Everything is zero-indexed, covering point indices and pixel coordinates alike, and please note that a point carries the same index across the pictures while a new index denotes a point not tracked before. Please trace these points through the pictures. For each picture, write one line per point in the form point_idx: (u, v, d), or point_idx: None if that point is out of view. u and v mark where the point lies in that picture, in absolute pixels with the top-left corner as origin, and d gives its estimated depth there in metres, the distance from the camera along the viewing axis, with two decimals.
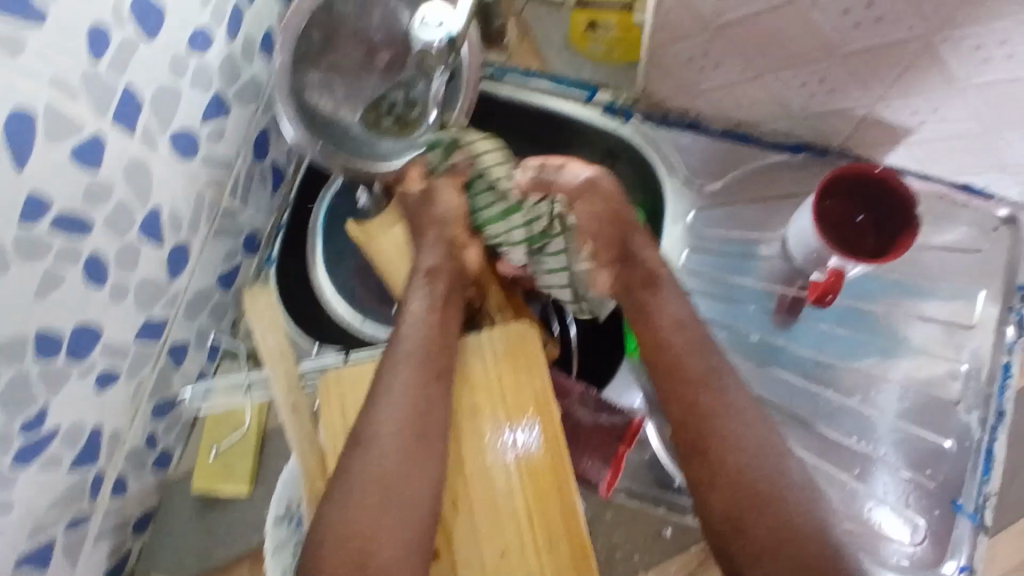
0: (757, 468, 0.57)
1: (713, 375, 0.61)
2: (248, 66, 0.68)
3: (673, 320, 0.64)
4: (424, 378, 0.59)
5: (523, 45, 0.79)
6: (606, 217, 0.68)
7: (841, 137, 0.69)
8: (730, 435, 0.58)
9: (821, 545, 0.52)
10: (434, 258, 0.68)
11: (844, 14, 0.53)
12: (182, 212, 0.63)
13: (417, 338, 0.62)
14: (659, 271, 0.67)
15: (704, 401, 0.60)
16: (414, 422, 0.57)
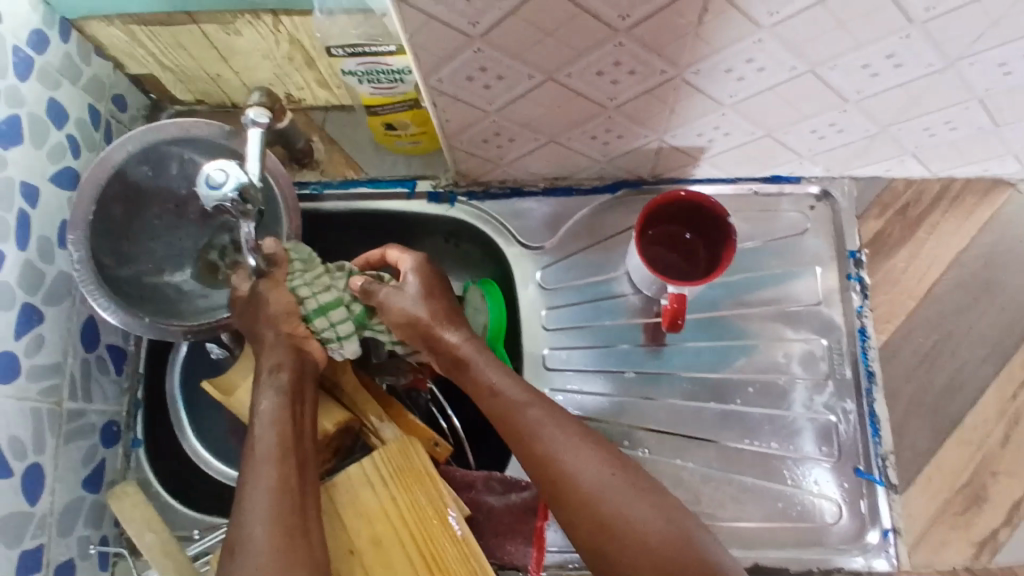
0: (608, 497, 0.53)
1: (541, 421, 0.56)
2: (52, 263, 0.61)
3: (489, 387, 0.58)
4: (293, 477, 0.52)
5: (332, 156, 0.74)
6: (427, 312, 0.61)
7: (647, 170, 0.67)
8: (580, 475, 0.54)
9: (667, 544, 0.51)
10: (280, 351, 0.58)
11: (600, 76, 0.51)
12: (23, 435, 0.57)
13: (276, 430, 0.54)
14: (466, 350, 0.60)
15: (536, 447, 0.55)
16: (293, 525, 0.50)
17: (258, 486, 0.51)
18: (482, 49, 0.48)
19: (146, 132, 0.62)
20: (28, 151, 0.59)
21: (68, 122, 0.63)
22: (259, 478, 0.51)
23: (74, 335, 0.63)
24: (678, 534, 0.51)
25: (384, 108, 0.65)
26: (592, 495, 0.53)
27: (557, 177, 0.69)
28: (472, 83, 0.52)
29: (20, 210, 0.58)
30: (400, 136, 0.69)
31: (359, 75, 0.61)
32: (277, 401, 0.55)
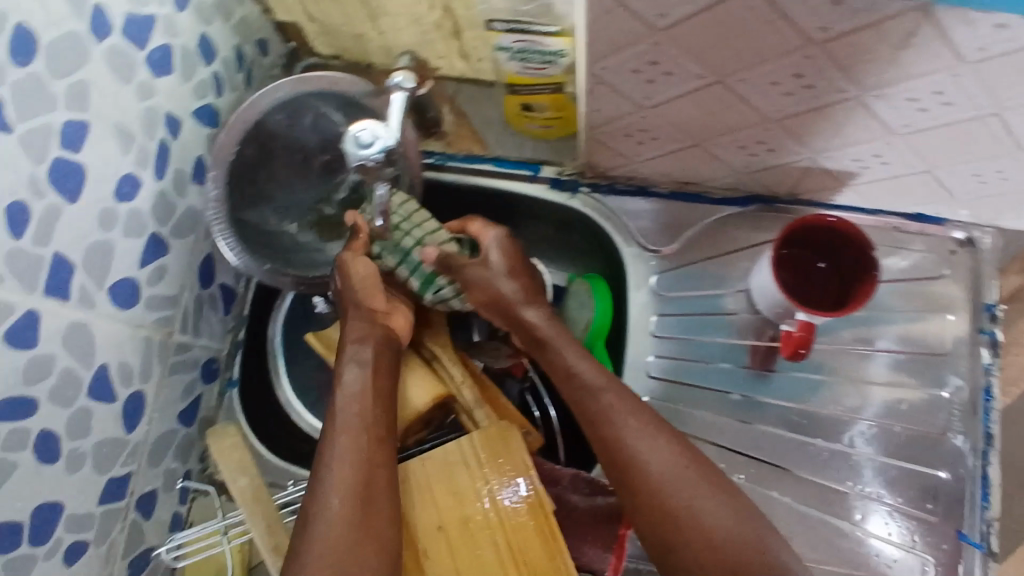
0: (680, 488, 0.50)
1: (614, 403, 0.54)
2: (182, 197, 0.61)
3: (564, 368, 0.57)
4: (369, 447, 0.53)
5: (459, 128, 0.73)
6: (507, 289, 0.60)
7: (786, 187, 0.64)
8: (653, 462, 0.51)
9: (740, 545, 0.48)
10: (363, 323, 0.60)
11: (774, 86, 0.49)
12: (132, 362, 0.57)
13: (355, 403, 0.55)
14: (545, 331, 0.59)
15: (607, 426, 0.54)
16: (364, 498, 0.50)
17: (336, 458, 0.52)
18: (661, 42, 0.46)
19: (297, 84, 0.64)
20: (175, 83, 0.58)
21: (216, 60, 0.63)
22: (337, 448, 0.52)
23: (192, 274, 0.63)
24: (749, 538, 0.49)
25: (527, 88, 0.64)
26: (663, 483, 0.51)
27: (688, 182, 0.66)
28: (636, 75, 0.51)
29: (162, 140, 0.57)
30: (534, 118, 0.68)
31: (511, 51, 0.59)
32: (358, 374, 0.57)
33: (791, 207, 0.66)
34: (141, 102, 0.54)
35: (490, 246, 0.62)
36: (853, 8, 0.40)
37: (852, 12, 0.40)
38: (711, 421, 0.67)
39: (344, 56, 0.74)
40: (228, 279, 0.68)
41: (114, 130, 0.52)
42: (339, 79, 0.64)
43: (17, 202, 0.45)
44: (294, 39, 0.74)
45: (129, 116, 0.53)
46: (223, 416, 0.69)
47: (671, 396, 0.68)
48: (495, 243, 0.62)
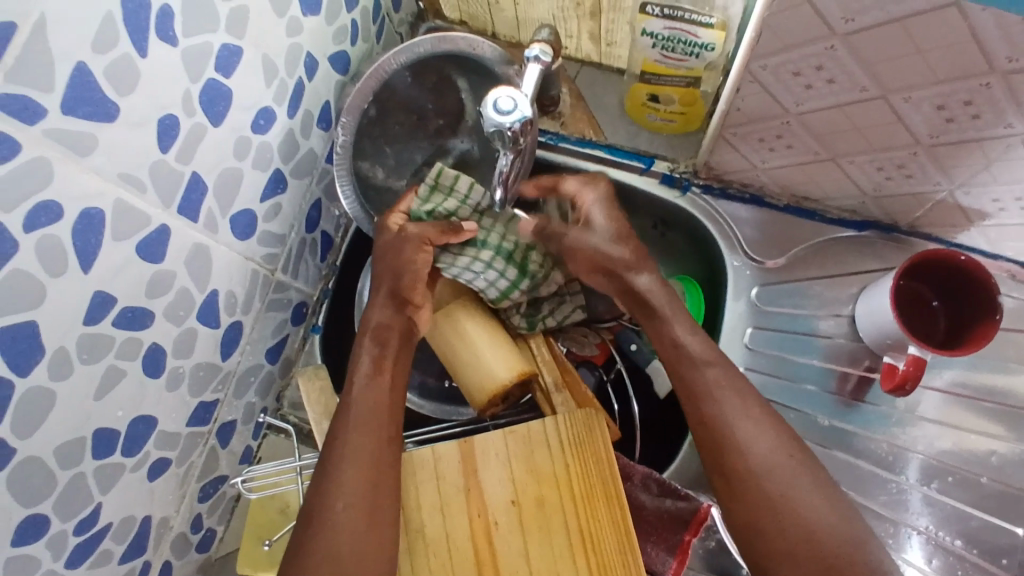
0: (778, 477, 0.50)
1: (720, 385, 0.53)
2: (306, 139, 0.62)
3: (671, 339, 0.56)
4: (375, 446, 0.53)
5: (576, 111, 0.73)
6: (617, 254, 0.59)
7: (911, 217, 0.62)
8: (752, 449, 0.51)
9: (837, 540, 0.47)
10: (388, 312, 0.60)
11: (938, 110, 0.47)
12: (237, 292, 0.58)
13: (366, 401, 0.55)
14: (652, 297, 0.58)
15: (708, 404, 0.53)
16: (367, 498, 0.51)
17: (340, 461, 0.52)
18: (835, 47, 0.45)
19: (437, 44, 0.64)
20: (320, 24, 0.58)
21: (357, 8, 0.63)
22: (345, 447, 0.53)
23: (301, 217, 0.65)
24: (850, 535, 0.48)
25: (660, 78, 0.64)
26: (761, 470, 0.50)
27: (805, 198, 0.66)
28: (795, 78, 0.50)
29: (299, 79, 0.58)
30: (657, 110, 0.68)
31: (656, 39, 0.59)
32: (371, 368, 0.57)
33: (909, 238, 0.65)
34: (287, 38, 0.55)
35: (592, 215, 0.61)
36: None
37: None
38: None
39: (469, 23, 0.75)
40: (327, 226, 0.70)
41: (261, 60, 0.52)
42: (478, 44, 0.64)
43: (169, 116, 0.46)
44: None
45: (276, 49, 0.54)
46: (304, 359, 0.71)
47: None
48: (599, 213, 0.60)
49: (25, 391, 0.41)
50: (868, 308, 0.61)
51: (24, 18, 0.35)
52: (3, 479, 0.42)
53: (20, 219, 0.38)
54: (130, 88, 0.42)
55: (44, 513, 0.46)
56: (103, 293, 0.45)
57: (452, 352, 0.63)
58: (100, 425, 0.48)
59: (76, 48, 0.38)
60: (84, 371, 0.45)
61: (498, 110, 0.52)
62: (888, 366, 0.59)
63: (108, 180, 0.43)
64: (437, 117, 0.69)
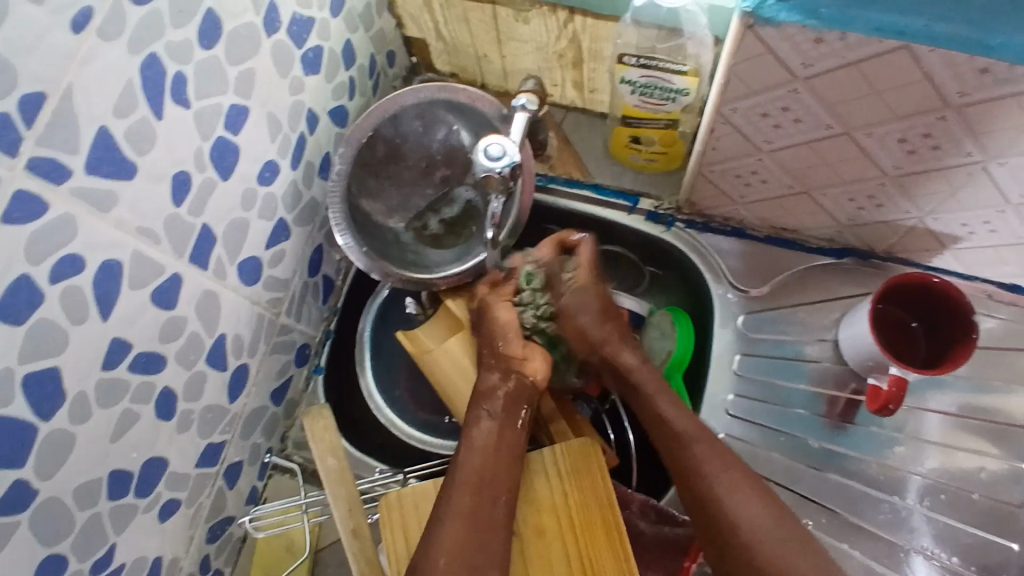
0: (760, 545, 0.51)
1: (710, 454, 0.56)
2: (309, 188, 0.65)
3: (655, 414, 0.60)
4: (479, 502, 0.53)
5: (563, 153, 0.77)
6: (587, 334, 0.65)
7: (887, 243, 0.65)
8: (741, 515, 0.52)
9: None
10: (497, 378, 0.61)
11: (900, 143, 0.51)
12: (244, 334, 0.60)
13: (480, 452, 0.56)
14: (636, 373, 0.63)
15: (699, 479, 0.55)
16: (464, 548, 0.51)
17: (449, 506, 0.53)
18: (798, 91, 0.49)
19: (440, 90, 0.68)
20: (320, 81, 0.62)
21: (353, 65, 0.67)
22: (454, 497, 0.54)
23: (304, 261, 0.68)
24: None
25: (641, 121, 0.68)
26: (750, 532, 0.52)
27: (784, 229, 0.69)
28: (764, 119, 0.54)
29: (301, 133, 0.62)
30: (640, 151, 0.72)
31: (635, 86, 0.63)
32: (488, 429, 0.58)
33: (885, 263, 0.68)
34: (291, 96, 0.59)
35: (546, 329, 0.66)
36: (996, 78, 0.41)
37: (995, 81, 0.41)
38: (786, 468, 0.68)
39: (459, 74, 0.79)
40: (329, 270, 0.73)
41: (266, 117, 0.56)
42: (479, 98, 0.68)
43: (183, 171, 0.49)
44: (417, 54, 0.78)
45: (280, 106, 0.58)
46: (307, 399, 0.73)
47: (746, 433, 0.70)
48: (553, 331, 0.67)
49: (48, 434, 0.44)
50: (852, 331, 0.63)
51: (53, 89, 0.39)
52: (26, 518, 0.44)
53: (46, 271, 0.41)
54: (148, 147, 0.46)
55: (62, 553, 0.47)
56: (120, 338, 0.47)
57: (432, 365, 0.68)
58: (115, 466, 0.50)
59: (99, 113, 0.42)
60: (101, 413, 0.47)
61: (490, 156, 0.56)
62: (872, 387, 0.61)
63: (125, 233, 0.46)
64: (443, 166, 0.72)
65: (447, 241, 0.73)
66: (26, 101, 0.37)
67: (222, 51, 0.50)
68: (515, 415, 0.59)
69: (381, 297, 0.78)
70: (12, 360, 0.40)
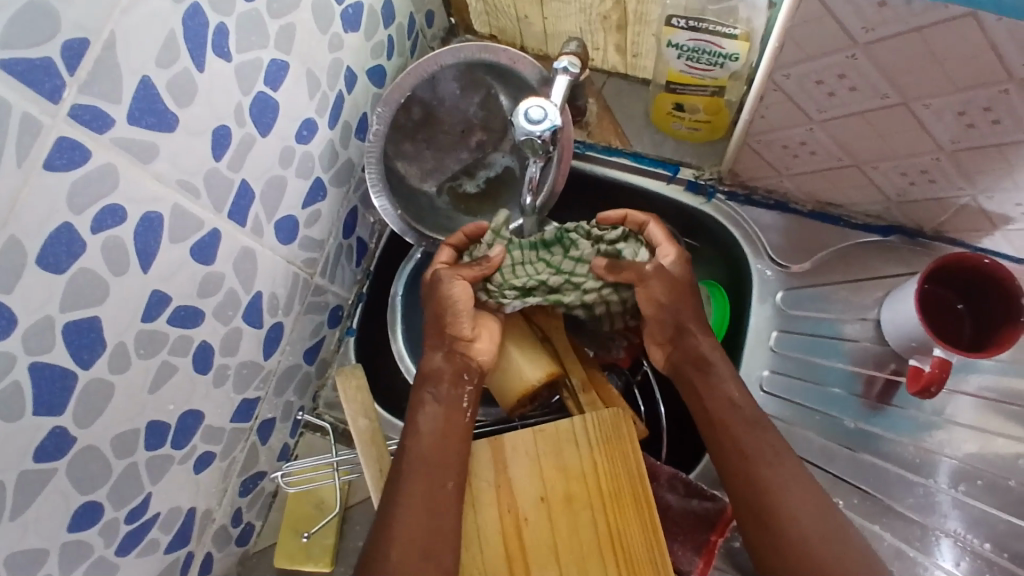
0: (829, 547, 0.49)
1: (773, 450, 0.53)
2: (345, 148, 0.65)
3: (728, 400, 0.56)
4: (428, 488, 0.53)
5: (602, 121, 0.76)
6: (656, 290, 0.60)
7: (936, 222, 0.63)
8: (800, 514, 0.50)
9: None
10: (441, 359, 0.60)
11: (958, 116, 0.48)
12: (279, 294, 0.60)
13: (427, 439, 0.56)
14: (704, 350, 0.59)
15: (763, 471, 0.52)
16: (421, 538, 0.51)
17: (400, 489, 0.54)
18: (857, 57, 0.47)
19: (481, 51, 0.65)
20: (360, 40, 0.62)
21: (392, 24, 0.66)
22: (405, 482, 0.54)
23: (339, 223, 0.67)
24: None
25: (685, 88, 0.66)
26: (806, 539, 0.49)
27: (830, 204, 0.67)
28: (818, 87, 0.52)
29: (339, 92, 0.61)
30: (682, 119, 0.70)
31: (681, 50, 0.61)
32: (434, 414, 0.57)
33: (934, 242, 0.65)
34: (330, 53, 0.58)
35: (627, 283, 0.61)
36: None
37: None
38: (818, 447, 0.67)
39: (499, 37, 0.77)
40: (363, 233, 0.72)
41: (305, 75, 0.56)
42: (520, 59, 0.66)
43: (223, 126, 0.49)
44: (456, 14, 0.77)
45: (319, 63, 0.57)
46: (339, 360, 0.74)
47: (779, 411, 0.70)
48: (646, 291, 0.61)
49: (86, 383, 0.44)
50: (896, 309, 0.62)
51: (96, 36, 0.38)
52: (64, 464, 0.45)
53: (87, 221, 0.41)
54: (189, 101, 0.46)
55: (98, 500, 0.48)
56: (159, 292, 0.48)
57: None
58: (152, 418, 0.51)
59: (141, 63, 0.41)
60: (139, 365, 0.48)
61: (529, 120, 0.55)
62: (913, 368, 0.59)
63: (165, 187, 0.46)
64: (479, 129, 0.71)
65: (481, 207, 0.73)
66: (68, 49, 0.37)
67: (262, 4, 0.49)
68: (460, 396, 0.59)
69: (414, 261, 0.78)
70: (53, 309, 0.41)
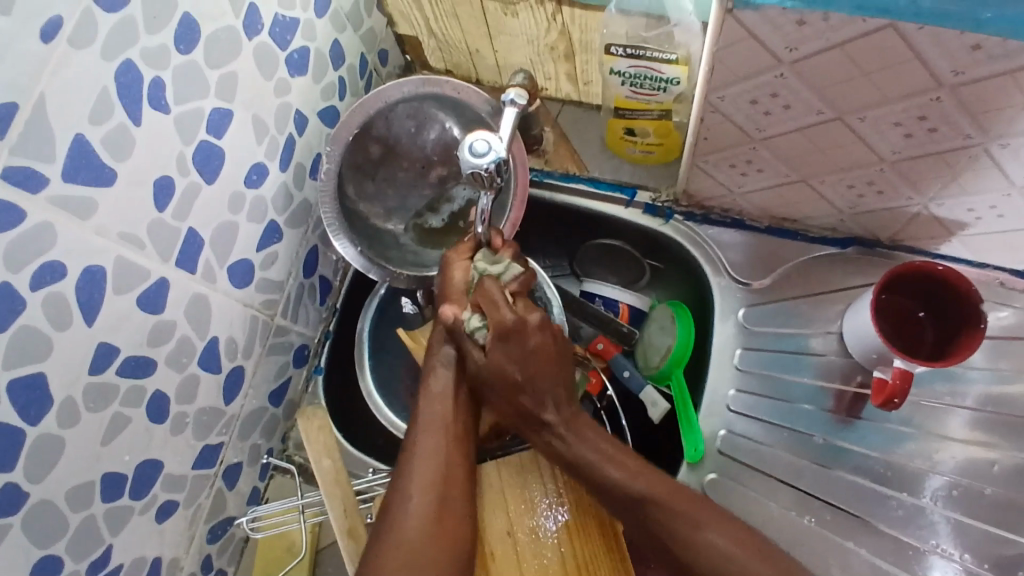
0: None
1: (671, 495, 0.51)
2: (300, 189, 0.65)
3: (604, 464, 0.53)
4: (448, 448, 0.54)
5: (559, 148, 0.76)
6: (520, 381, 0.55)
7: (891, 232, 0.63)
8: (722, 558, 0.49)
9: None
10: (452, 323, 0.61)
11: (895, 127, 0.49)
12: (237, 337, 0.61)
13: (441, 401, 0.57)
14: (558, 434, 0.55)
15: (665, 518, 0.50)
16: (441, 498, 0.52)
17: (416, 445, 0.54)
18: (785, 75, 0.47)
19: (425, 84, 0.66)
20: (308, 83, 0.63)
21: (343, 65, 0.67)
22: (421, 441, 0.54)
23: (299, 262, 0.68)
24: None
25: (633, 113, 0.67)
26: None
27: (785, 219, 0.67)
28: (754, 106, 0.52)
29: (290, 134, 0.62)
30: (635, 143, 0.71)
31: (624, 76, 0.62)
32: (446, 378, 0.58)
33: (892, 252, 0.65)
34: (277, 97, 0.59)
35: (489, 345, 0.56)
36: (989, 55, 0.39)
37: (988, 58, 0.39)
38: (791, 465, 0.66)
39: (454, 71, 0.78)
40: (326, 272, 0.73)
41: (251, 120, 0.56)
42: (464, 89, 0.66)
43: (165, 176, 0.49)
44: (410, 52, 0.79)
45: (266, 108, 0.58)
46: (307, 399, 0.74)
47: (747, 429, 0.69)
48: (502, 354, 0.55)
49: (35, 438, 0.44)
50: (857, 320, 0.61)
51: (25, 98, 0.39)
52: (17, 521, 0.44)
53: (26, 278, 0.41)
54: (127, 153, 0.46)
55: (55, 556, 0.48)
56: (106, 343, 0.48)
57: None
58: (107, 470, 0.51)
59: (75, 119, 0.42)
60: (90, 417, 0.48)
61: (474, 152, 0.55)
62: (877, 380, 0.59)
63: (107, 239, 0.46)
64: (439, 165, 0.72)
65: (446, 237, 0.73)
66: None
67: (201, 55, 0.50)
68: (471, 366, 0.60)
69: (379, 297, 0.77)
70: None
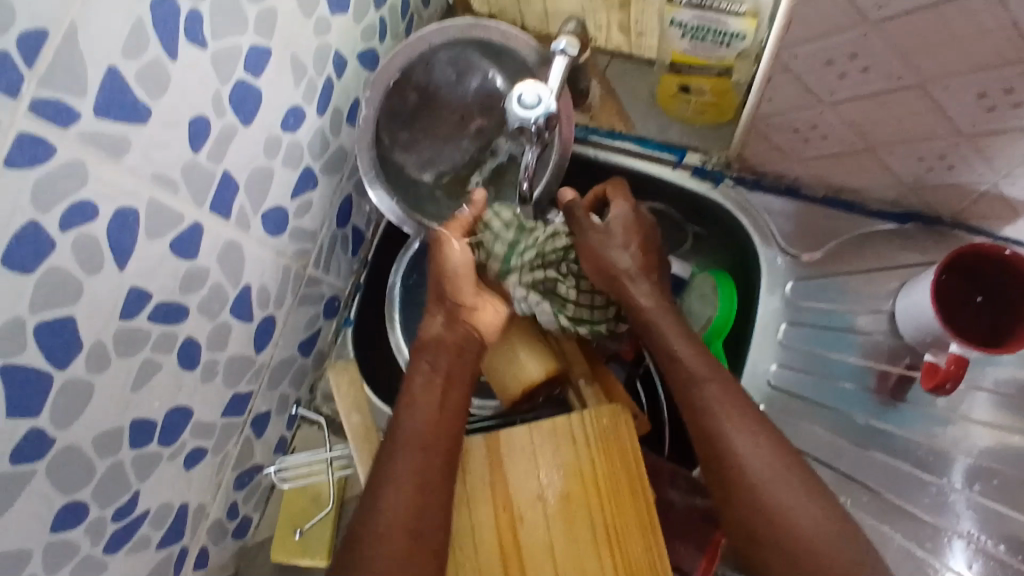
0: (774, 486, 0.49)
1: (718, 399, 0.52)
2: (336, 136, 0.63)
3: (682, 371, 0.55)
4: (428, 462, 0.51)
5: (605, 103, 0.72)
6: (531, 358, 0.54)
7: (955, 209, 0.59)
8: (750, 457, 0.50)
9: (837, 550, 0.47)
10: (442, 324, 0.58)
11: (979, 98, 0.45)
12: (269, 286, 0.59)
13: (425, 409, 0.54)
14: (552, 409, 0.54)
15: (708, 417, 0.52)
16: (411, 520, 0.49)
17: (392, 460, 0.51)
18: (867, 34, 0.44)
19: (472, 27, 0.64)
20: (348, 22, 0.59)
21: (384, 5, 0.64)
22: (396, 455, 0.51)
23: (332, 212, 0.66)
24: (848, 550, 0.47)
25: (691, 69, 0.63)
26: (757, 480, 0.49)
27: (842, 190, 0.64)
28: (828, 67, 0.48)
29: (327, 77, 0.59)
30: (689, 101, 0.67)
31: (684, 28, 0.59)
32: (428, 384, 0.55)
33: (952, 229, 0.62)
34: (316, 37, 0.56)
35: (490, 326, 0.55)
36: None
37: None
38: (827, 445, 0.64)
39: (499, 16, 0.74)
40: (358, 223, 0.71)
41: (288, 60, 0.53)
42: (513, 37, 0.64)
43: (200, 117, 0.47)
44: None
45: (305, 48, 0.55)
46: (336, 351, 0.73)
47: (788, 406, 0.67)
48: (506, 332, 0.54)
49: (63, 383, 0.43)
50: (912, 300, 0.58)
51: (56, 27, 0.37)
52: (44, 466, 0.44)
53: (56, 219, 0.40)
54: (161, 91, 0.44)
55: (82, 500, 0.48)
56: (138, 289, 0.46)
57: None
58: (136, 417, 0.50)
59: (106, 52, 0.40)
60: (120, 364, 0.47)
61: (523, 104, 0.53)
62: (928, 364, 0.56)
63: (140, 180, 0.44)
64: (479, 116, 0.68)
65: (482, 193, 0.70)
66: (25, 40, 0.35)
67: None
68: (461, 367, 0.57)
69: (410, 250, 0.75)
70: (23, 310, 0.39)
